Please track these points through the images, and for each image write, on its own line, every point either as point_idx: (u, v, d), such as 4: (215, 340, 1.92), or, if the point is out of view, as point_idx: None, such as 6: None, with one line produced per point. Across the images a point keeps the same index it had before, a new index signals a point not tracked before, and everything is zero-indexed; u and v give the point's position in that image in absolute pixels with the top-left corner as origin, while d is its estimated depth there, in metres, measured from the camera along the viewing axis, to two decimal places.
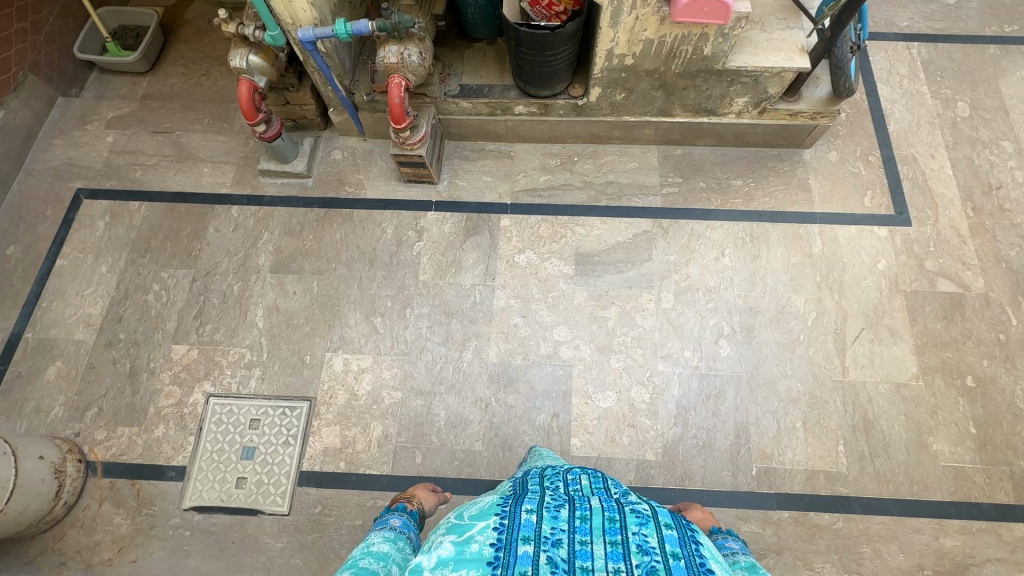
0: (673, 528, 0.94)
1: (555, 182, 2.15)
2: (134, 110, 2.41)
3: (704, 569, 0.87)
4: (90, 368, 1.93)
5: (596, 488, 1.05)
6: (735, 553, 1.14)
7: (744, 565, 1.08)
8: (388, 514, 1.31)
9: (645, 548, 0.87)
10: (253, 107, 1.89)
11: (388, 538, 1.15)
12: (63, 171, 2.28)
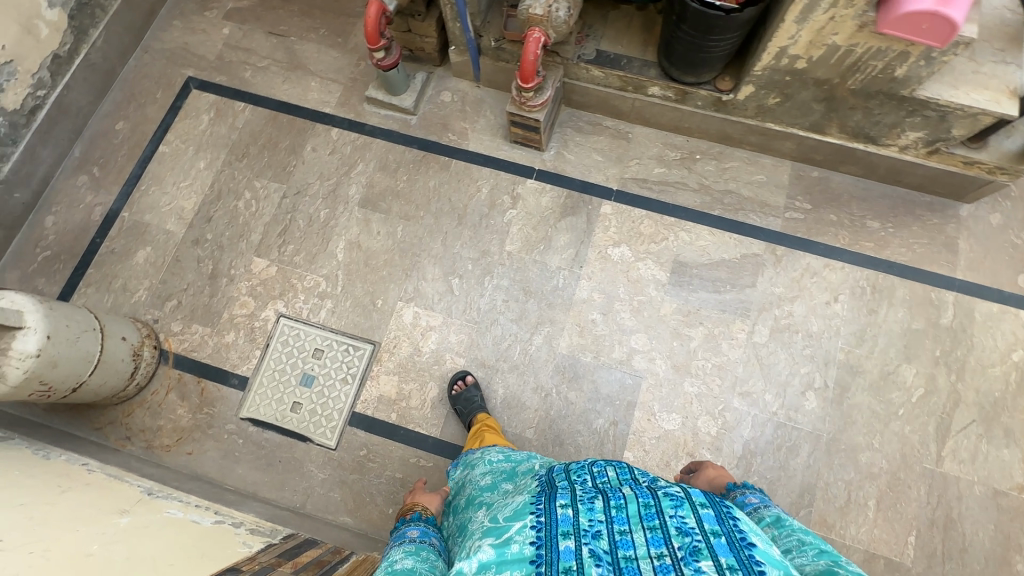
0: (708, 507, 0.87)
1: (669, 177, 1.97)
2: (253, 5, 2.33)
3: (747, 544, 0.80)
4: (175, 261, 1.98)
5: (623, 472, 0.96)
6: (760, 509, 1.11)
7: (770, 520, 1.05)
8: (405, 526, 1.26)
9: (686, 530, 0.81)
10: (377, 31, 1.77)
11: (411, 551, 1.12)
12: (178, 56, 2.26)
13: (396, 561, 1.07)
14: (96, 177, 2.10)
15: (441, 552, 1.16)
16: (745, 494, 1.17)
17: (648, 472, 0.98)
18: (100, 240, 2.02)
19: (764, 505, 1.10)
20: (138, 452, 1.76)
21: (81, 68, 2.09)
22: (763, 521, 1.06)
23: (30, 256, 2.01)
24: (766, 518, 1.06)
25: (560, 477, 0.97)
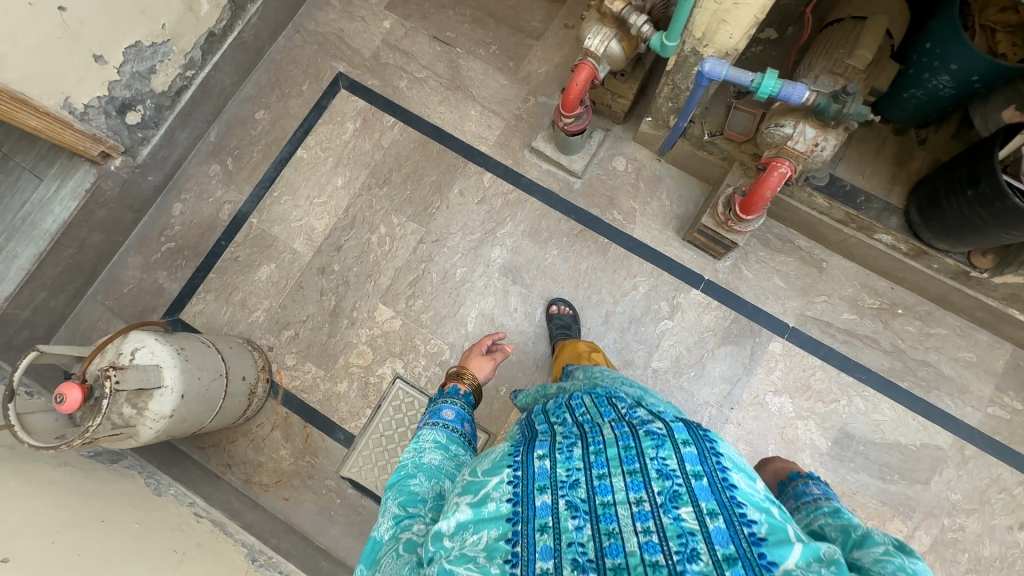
0: (692, 443, 0.77)
1: (858, 327, 1.70)
2: None
3: (728, 486, 0.71)
4: (298, 287, 1.86)
5: (606, 412, 0.89)
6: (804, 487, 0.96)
7: (819, 498, 0.92)
8: (441, 401, 1.12)
9: (666, 474, 0.72)
10: (577, 98, 1.50)
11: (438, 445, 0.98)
12: (331, 45, 2.03)
13: (420, 449, 0.96)
14: (229, 170, 1.96)
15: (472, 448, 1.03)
16: (802, 481, 1.00)
17: (631, 406, 0.90)
18: (225, 242, 1.91)
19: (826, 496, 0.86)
20: (236, 485, 1.73)
21: (233, 48, 1.88)
22: (810, 499, 0.92)
23: (153, 244, 1.92)
24: (812, 495, 0.93)
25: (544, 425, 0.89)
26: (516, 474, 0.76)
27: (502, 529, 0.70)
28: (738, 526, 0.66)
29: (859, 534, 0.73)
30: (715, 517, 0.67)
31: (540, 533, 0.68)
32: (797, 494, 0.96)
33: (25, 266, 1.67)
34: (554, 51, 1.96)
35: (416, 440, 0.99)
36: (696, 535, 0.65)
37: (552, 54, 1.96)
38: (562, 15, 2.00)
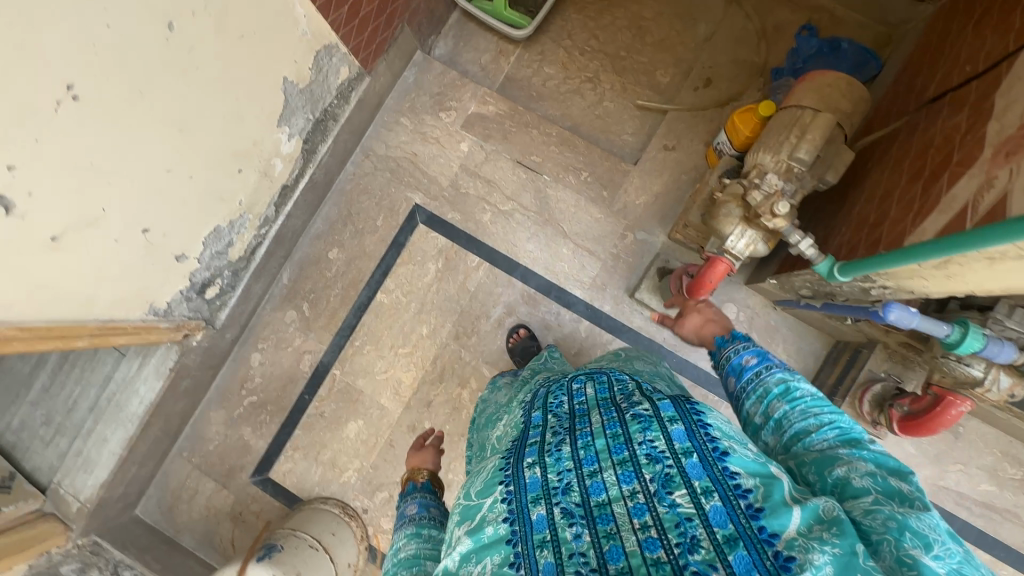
0: (678, 421, 0.79)
1: (998, 499, 1.57)
2: (502, 113, 1.85)
3: (718, 457, 0.73)
4: (389, 446, 1.78)
5: (602, 393, 0.92)
6: (762, 374, 0.98)
7: (784, 394, 0.93)
8: (406, 501, 1.21)
9: (655, 459, 0.75)
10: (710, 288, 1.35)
11: (414, 535, 1.04)
12: (404, 171, 1.86)
13: (401, 543, 1.02)
14: (306, 315, 1.85)
15: (441, 524, 1.10)
16: (741, 356, 1.03)
17: (624, 384, 0.93)
18: (309, 396, 1.83)
19: (768, 370, 0.97)
20: None
21: (304, 191, 1.73)
22: (770, 395, 0.94)
23: (234, 397, 1.85)
24: (775, 388, 0.95)
25: (535, 423, 0.91)
26: (510, 491, 0.78)
27: (503, 553, 0.71)
28: (734, 500, 0.68)
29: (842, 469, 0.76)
30: (710, 495, 0.69)
31: (540, 551, 0.70)
32: (733, 370, 1.05)
33: (116, 450, 1.62)
34: (652, 176, 1.78)
35: (393, 540, 1.06)
36: (693, 519, 0.68)
37: (650, 180, 1.77)
38: (659, 133, 1.80)
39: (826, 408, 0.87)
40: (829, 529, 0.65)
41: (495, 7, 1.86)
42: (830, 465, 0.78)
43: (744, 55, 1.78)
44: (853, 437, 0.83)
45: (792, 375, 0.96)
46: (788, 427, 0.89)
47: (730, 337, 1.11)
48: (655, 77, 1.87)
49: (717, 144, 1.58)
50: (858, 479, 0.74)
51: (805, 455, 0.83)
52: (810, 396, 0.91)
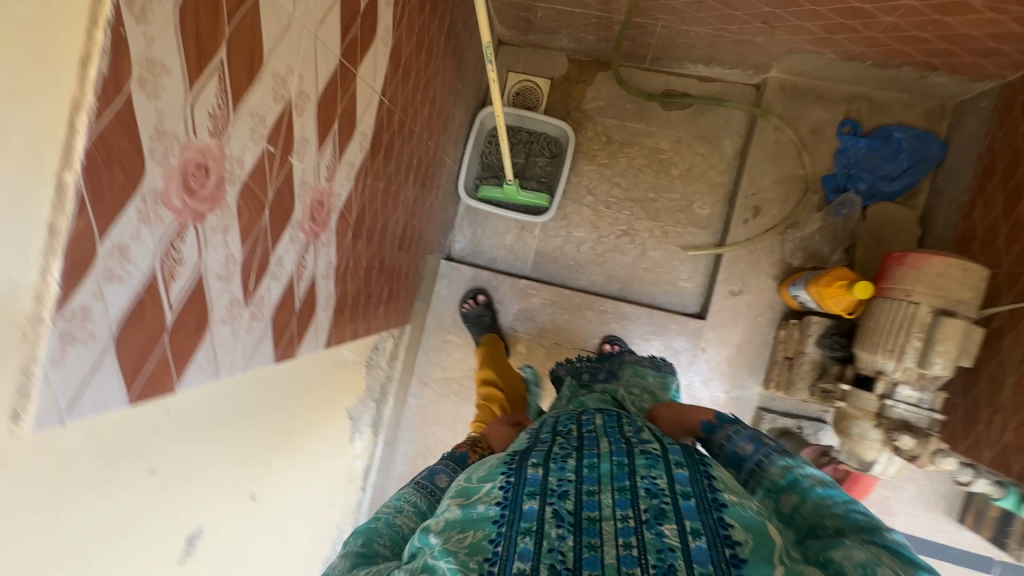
0: (684, 467, 0.79)
1: None
2: (548, 301, 1.75)
3: (718, 506, 0.71)
4: None
5: (611, 428, 0.91)
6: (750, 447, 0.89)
7: (780, 474, 0.82)
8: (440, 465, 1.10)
9: (653, 492, 0.73)
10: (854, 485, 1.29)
11: (418, 512, 0.91)
12: (469, 388, 1.78)
13: (405, 501, 0.93)
14: None
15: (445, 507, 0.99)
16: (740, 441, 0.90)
17: (637, 426, 0.92)
18: None
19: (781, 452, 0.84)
20: None
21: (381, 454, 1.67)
22: (777, 486, 0.81)
23: None
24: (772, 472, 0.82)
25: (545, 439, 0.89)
26: (508, 484, 0.74)
27: (488, 529, 0.68)
28: (720, 546, 0.66)
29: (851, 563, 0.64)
30: (698, 536, 0.67)
31: (517, 558, 0.63)
32: (726, 456, 0.91)
33: None
34: (727, 325, 1.66)
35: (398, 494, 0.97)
36: (676, 552, 0.65)
37: (725, 331, 1.65)
38: (720, 278, 1.66)
39: (836, 498, 0.75)
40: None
41: (508, 195, 1.68)
42: (827, 547, 0.69)
43: (787, 169, 1.62)
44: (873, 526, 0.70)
45: (796, 462, 0.83)
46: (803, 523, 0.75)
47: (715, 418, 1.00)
48: (694, 211, 1.73)
49: (801, 297, 1.46)
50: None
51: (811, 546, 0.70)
52: (819, 484, 0.78)
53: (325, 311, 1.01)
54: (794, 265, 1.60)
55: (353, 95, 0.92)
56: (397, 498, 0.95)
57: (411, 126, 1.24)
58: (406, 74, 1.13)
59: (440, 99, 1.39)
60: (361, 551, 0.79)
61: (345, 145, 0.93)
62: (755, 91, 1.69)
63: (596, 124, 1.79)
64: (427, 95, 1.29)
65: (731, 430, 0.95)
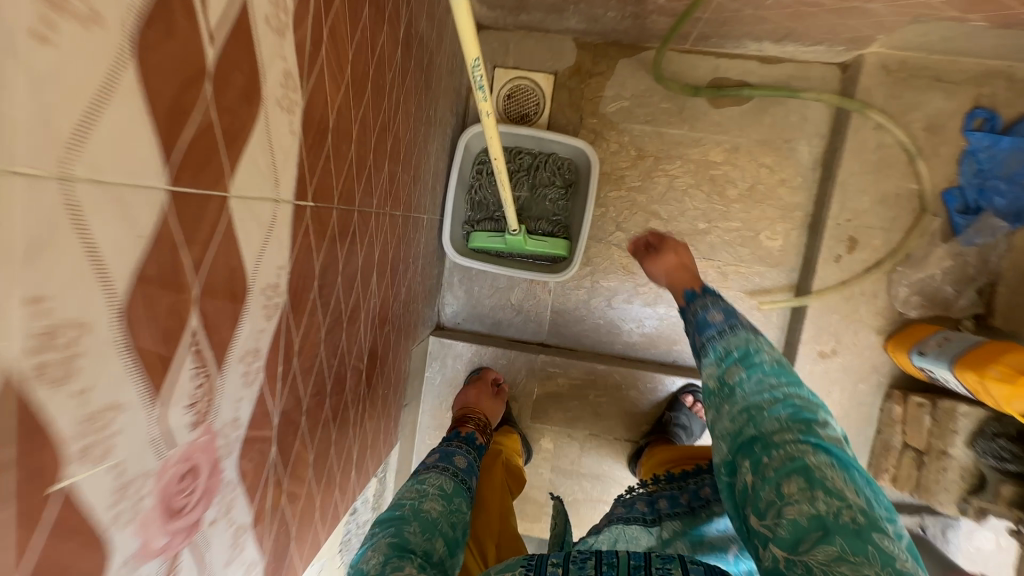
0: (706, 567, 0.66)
1: None
2: (577, 377, 1.33)
3: None
4: None
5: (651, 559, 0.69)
6: (711, 339, 0.85)
7: (738, 353, 0.80)
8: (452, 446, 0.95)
9: None
10: None
11: (443, 495, 0.79)
12: None
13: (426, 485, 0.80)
14: None
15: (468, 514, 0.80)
16: (709, 310, 0.89)
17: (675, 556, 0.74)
18: None
19: (742, 327, 0.84)
20: None
21: None
22: (729, 359, 0.80)
23: None
24: (728, 375, 0.79)
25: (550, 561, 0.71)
26: None
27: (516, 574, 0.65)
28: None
29: (798, 480, 0.61)
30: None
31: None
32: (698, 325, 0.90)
33: None
34: (816, 397, 1.25)
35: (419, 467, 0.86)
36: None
37: None
38: (805, 336, 1.24)
39: (783, 378, 0.76)
40: (755, 522, 0.62)
41: (513, 245, 1.22)
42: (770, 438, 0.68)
43: (893, 184, 1.18)
44: (814, 429, 0.68)
45: (756, 337, 0.82)
46: (740, 398, 0.76)
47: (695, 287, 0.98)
48: (762, 244, 1.29)
49: (932, 373, 1.08)
50: (820, 506, 0.58)
51: (770, 459, 0.65)
52: (771, 362, 0.78)
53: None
54: (908, 315, 1.19)
55: (222, 229, 0.43)
56: (423, 473, 0.83)
57: (367, 209, 0.76)
58: (345, 139, 0.65)
59: (407, 143, 0.91)
60: (396, 542, 0.66)
61: (228, 342, 0.47)
62: (840, 73, 1.22)
63: (620, 133, 1.31)
64: (386, 150, 0.80)
65: (709, 302, 0.91)
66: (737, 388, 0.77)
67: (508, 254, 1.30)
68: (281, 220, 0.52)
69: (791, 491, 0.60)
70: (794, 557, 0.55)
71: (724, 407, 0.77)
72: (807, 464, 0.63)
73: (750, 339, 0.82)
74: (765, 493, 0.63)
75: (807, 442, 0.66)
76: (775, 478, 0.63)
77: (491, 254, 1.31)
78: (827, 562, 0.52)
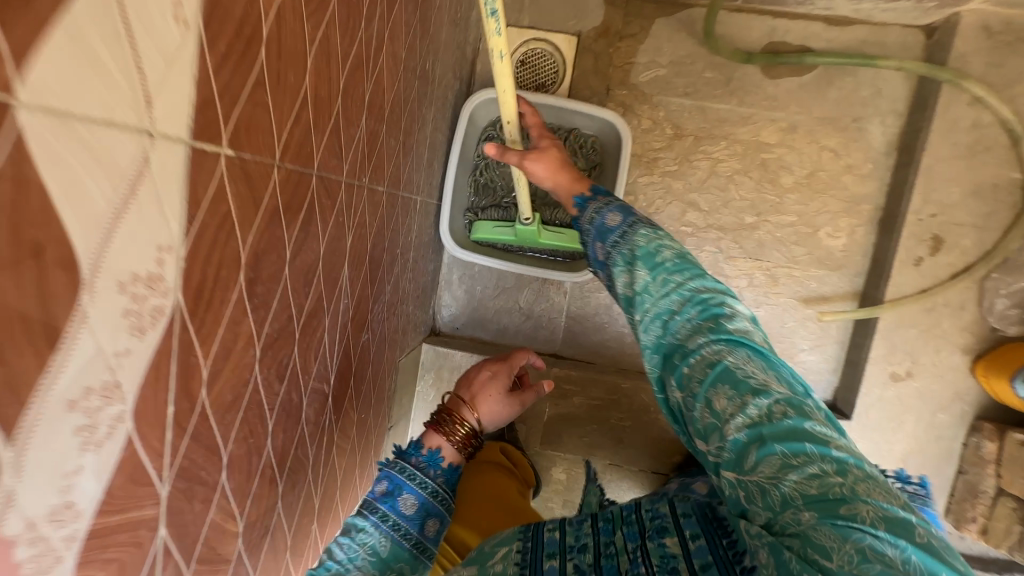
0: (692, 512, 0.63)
1: None
2: (596, 396, 1.12)
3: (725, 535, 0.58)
4: None
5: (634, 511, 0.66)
6: (615, 251, 0.71)
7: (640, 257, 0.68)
8: (403, 471, 0.67)
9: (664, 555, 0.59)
10: None
11: (376, 563, 0.59)
12: None
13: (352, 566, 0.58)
14: None
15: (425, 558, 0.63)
16: (605, 214, 0.74)
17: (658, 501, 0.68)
18: None
19: (641, 224, 0.71)
20: None
21: None
22: (635, 261, 0.68)
23: None
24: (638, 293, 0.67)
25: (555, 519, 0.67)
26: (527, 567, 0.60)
27: None
28: (719, 538, 0.58)
29: (725, 390, 0.57)
30: (697, 538, 0.59)
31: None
32: (599, 233, 0.74)
33: None
34: (884, 429, 1.04)
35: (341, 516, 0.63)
36: (677, 559, 0.58)
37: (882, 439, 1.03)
38: (874, 354, 1.03)
39: (687, 273, 0.66)
40: (699, 441, 0.60)
41: (524, 237, 1.01)
42: (693, 350, 0.62)
43: (990, 173, 0.97)
44: (722, 325, 0.62)
45: (659, 234, 0.70)
46: (649, 309, 0.66)
47: (586, 194, 0.79)
48: (821, 243, 1.08)
49: None
50: (753, 412, 0.55)
51: (692, 372, 0.60)
52: (672, 258, 0.67)
53: None
54: (1003, 333, 0.98)
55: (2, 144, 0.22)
56: (353, 529, 0.61)
57: (332, 179, 0.55)
58: (291, 66, 0.43)
59: (395, 98, 0.69)
60: None
61: (38, 387, 0.26)
62: (925, 38, 1.01)
63: (654, 107, 1.10)
64: (363, 99, 0.59)
65: (605, 203, 0.76)
66: (647, 298, 0.67)
67: (518, 248, 1.09)
68: (162, 173, 0.31)
69: (726, 407, 0.56)
70: (745, 477, 0.54)
71: (641, 323, 0.67)
72: (728, 366, 0.58)
73: (648, 234, 0.70)
74: (699, 414, 0.58)
75: (720, 341, 0.60)
76: (706, 395, 0.58)
77: (496, 247, 1.10)
78: (779, 476, 0.52)
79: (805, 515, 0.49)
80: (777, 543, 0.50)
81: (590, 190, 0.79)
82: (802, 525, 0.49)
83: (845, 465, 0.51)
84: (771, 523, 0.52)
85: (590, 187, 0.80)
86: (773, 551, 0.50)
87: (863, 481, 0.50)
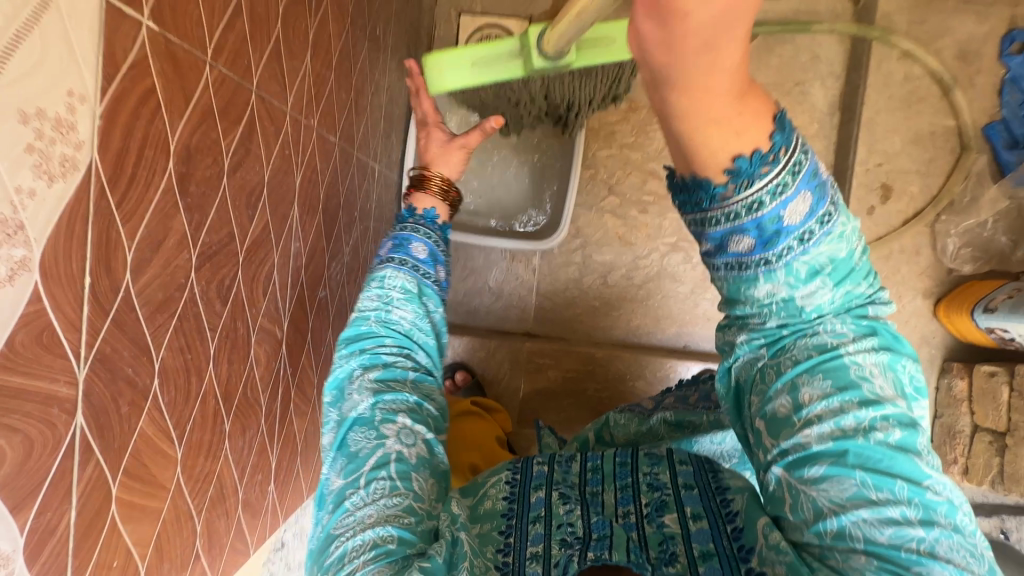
0: (694, 486, 0.59)
1: None
2: (569, 368, 1.11)
3: (727, 511, 0.55)
4: None
5: (625, 477, 0.61)
6: (789, 252, 0.43)
7: (828, 267, 0.45)
8: (413, 226, 0.72)
9: (661, 525, 0.56)
10: None
11: (409, 300, 0.66)
12: None
13: (394, 366, 0.62)
14: None
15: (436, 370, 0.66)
16: (793, 197, 0.42)
17: (654, 470, 0.62)
18: None
19: (832, 218, 0.44)
20: None
21: None
22: (808, 274, 0.45)
23: None
24: (804, 300, 0.46)
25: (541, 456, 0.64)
26: (516, 493, 0.59)
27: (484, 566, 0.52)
28: (724, 524, 0.54)
29: (824, 383, 0.46)
30: (699, 519, 0.55)
31: (530, 557, 0.53)
32: (752, 237, 0.43)
33: None
34: None
35: (378, 282, 0.66)
36: (676, 540, 0.54)
37: None
38: None
39: (864, 279, 0.48)
40: (758, 422, 0.49)
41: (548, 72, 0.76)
42: (817, 354, 0.46)
43: (926, 122, 1.02)
44: (868, 331, 0.47)
45: (851, 229, 0.46)
46: (793, 317, 0.47)
47: (762, 148, 0.40)
48: None
49: (1004, 332, 0.89)
50: (846, 424, 0.45)
51: (798, 369, 0.47)
52: (859, 264, 0.47)
53: (141, 561, 0.43)
54: (960, 272, 1.00)
55: None
56: (382, 281, 0.67)
57: (275, 105, 0.54)
58: None
59: (343, 49, 0.70)
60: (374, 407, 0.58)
61: None
62: (853, 5, 1.07)
63: None
64: (306, 35, 0.59)
65: (793, 164, 0.41)
66: (815, 312, 0.46)
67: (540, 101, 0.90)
68: (71, 12, 0.31)
69: (816, 405, 0.45)
70: (799, 485, 0.46)
71: (768, 321, 0.48)
72: (844, 362, 0.46)
73: (843, 232, 0.46)
74: (777, 398, 0.47)
75: (850, 333, 0.47)
76: (795, 381, 0.47)
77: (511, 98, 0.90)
78: (846, 505, 0.44)
79: (858, 558, 0.43)
80: (798, 563, 0.46)
81: (778, 124, 0.40)
82: (853, 568, 0.43)
83: (933, 511, 0.43)
84: (809, 537, 0.46)
85: (774, 121, 0.41)
86: (792, 570, 0.46)
87: (943, 539, 0.43)
